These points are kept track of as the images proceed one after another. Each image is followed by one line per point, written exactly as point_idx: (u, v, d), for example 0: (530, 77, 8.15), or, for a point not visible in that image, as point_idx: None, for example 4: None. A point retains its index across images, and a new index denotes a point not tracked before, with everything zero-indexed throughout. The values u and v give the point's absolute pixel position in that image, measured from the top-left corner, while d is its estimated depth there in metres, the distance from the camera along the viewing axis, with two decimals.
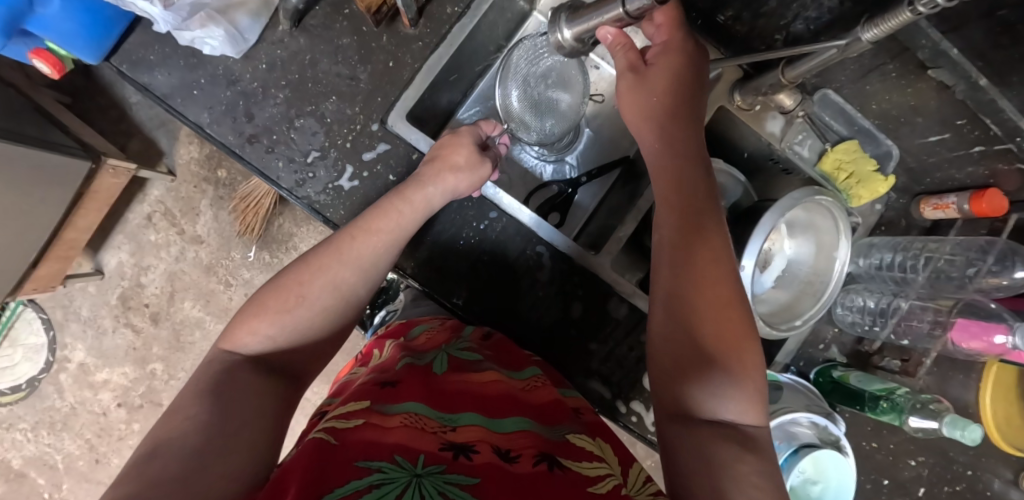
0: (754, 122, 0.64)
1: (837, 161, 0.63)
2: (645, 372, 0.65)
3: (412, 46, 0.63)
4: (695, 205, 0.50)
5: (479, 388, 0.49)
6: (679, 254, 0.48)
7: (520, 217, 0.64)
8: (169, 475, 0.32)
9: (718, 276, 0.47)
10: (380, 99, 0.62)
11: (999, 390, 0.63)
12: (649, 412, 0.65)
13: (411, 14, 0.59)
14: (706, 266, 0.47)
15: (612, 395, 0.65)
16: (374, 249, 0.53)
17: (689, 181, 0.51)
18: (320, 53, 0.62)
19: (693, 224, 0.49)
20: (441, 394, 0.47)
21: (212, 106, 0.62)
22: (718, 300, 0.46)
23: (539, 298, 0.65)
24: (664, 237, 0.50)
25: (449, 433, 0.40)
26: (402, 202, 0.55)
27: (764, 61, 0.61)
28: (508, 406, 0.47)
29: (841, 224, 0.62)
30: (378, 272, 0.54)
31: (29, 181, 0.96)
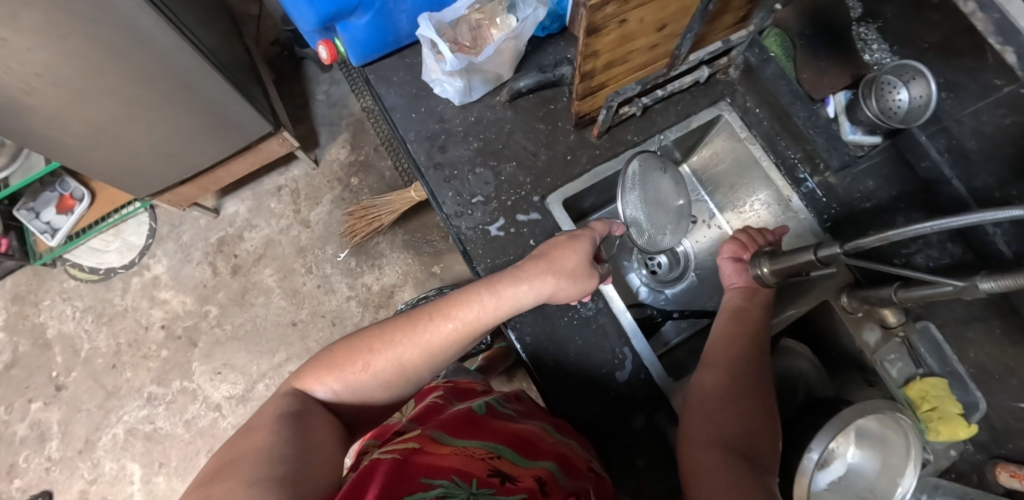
0: (853, 325, 0.70)
1: (925, 391, 0.66)
2: None
3: (589, 150, 0.75)
4: (740, 381, 0.61)
5: (525, 435, 0.54)
6: (705, 416, 0.59)
7: (621, 319, 0.70)
8: (269, 473, 0.42)
9: (752, 437, 0.56)
10: (548, 179, 0.74)
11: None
12: None
13: (603, 128, 0.73)
14: (731, 426, 0.58)
15: None
16: (447, 335, 0.59)
17: (741, 360, 0.63)
18: (517, 128, 0.76)
19: (731, 398, 0.60)
20: (486, 428, 0.53)
21: (420, 130, 0.77)
22: (747, 449, 0.55)
23: (610, 393, 0.69)
24: (694, 402, 0.61)
25: (494, 460, 0.46)
26: (489, 295, 0.61)
27: (878, 276, 0.68)
28: (540, 450, 0.52)
29: (914, 450, 0.63)
30: (443, 355, 0.60)
31: (227, 120, 1.16)
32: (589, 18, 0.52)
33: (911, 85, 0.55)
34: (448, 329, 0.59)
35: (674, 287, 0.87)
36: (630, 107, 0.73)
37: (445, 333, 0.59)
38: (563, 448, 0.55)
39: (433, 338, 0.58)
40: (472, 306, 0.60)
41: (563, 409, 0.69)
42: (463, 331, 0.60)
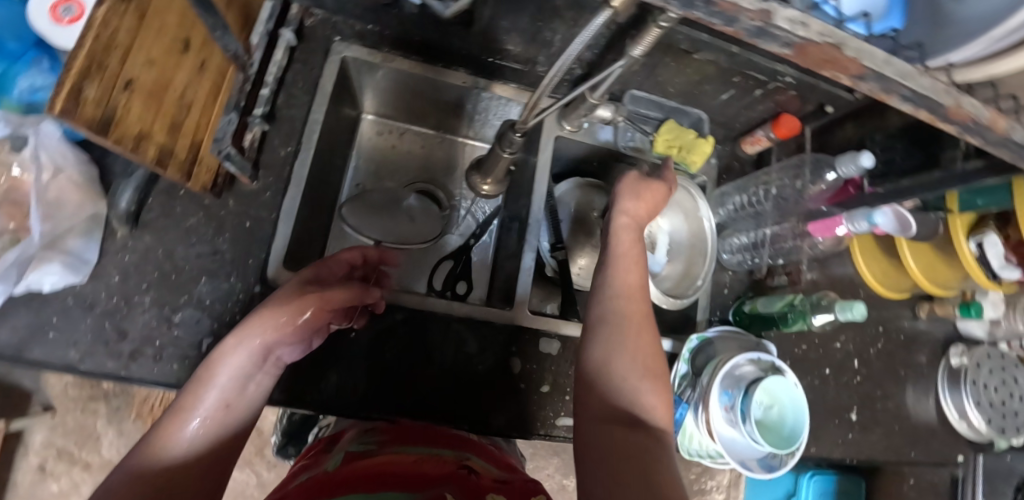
0: (587, 136, 0.76)
1: (666, 141, 0.75)
2: None
3: (260, 198, 0.62)
4: (634, 276, 0.54)
5: (392, 459, 0.45)
6: (614, 333, 0.49)
7: (429, 306, 0.65)
8: None
9: (652, 356, 0.49)
10: (251, 259, 0.61)
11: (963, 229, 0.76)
12: None
13: (246, 172, 0.59)
14: (637, 346, 0.49)
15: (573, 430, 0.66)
16: (201, 426, 0.41)
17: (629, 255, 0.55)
18: (171, 242, 0.59)
19: (633, 308, 0.51)
20: (322, 485, 0.40)
21: (76, 339, 0.55)
22: (644, 374, 0.48)
23: (478, 362, 0.65)
24: (595, 311, 0.52)
25: None
26: (215, 365, 0.43)
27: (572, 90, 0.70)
28: (390, 477, 0.40)
29: (693, 190, 0.77)
30: (213, 462, 0.41)
31: None
32: (59, 114, 0.37)
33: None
34: (194, 431, 0.40)
35: (456, 224, 0.84)
36: (249, 131, 0.59)
37: (190, 440, 0.40)
38: (429, 460, 0.45)
39: (168, 446, 0.39)
40: (221, 368, 0.43)
41: (447, 420, 0.63)
42: (217, 416, 0.42)
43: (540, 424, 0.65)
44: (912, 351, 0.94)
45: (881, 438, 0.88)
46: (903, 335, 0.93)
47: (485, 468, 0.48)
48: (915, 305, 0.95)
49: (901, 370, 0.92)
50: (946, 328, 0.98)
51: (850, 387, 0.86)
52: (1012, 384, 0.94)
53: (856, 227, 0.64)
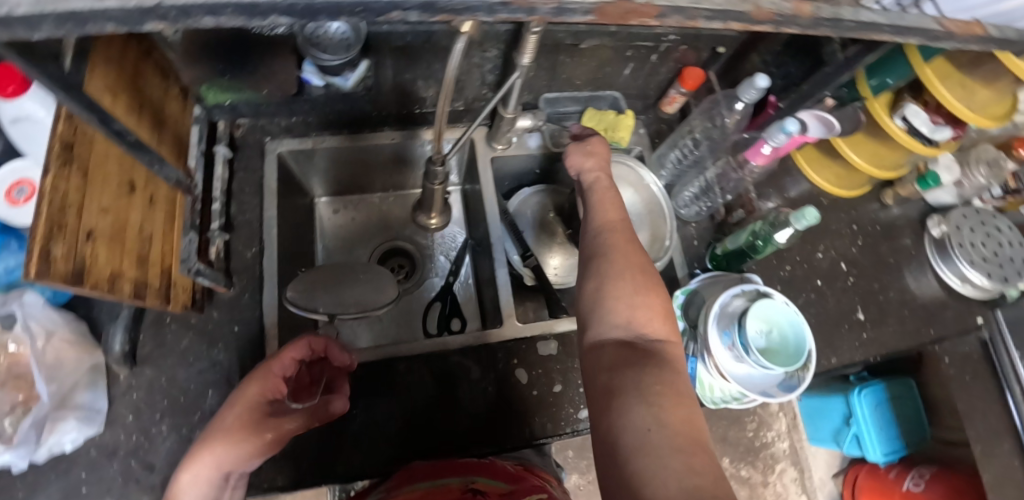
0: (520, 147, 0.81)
1: (591, 127, 0.79)
2: None
3: (241, 302, 0.66)
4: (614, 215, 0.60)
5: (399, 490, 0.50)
6: (606, 259, 0.55)
7: (425, 348, 0.68)
8: None
9: (643, 276, 0.53)
10: (249, 359, 0.64)
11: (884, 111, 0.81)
12: None
13: (220, 281, 0.63)
14: (627, 269, 0.54)
15: None
16: None
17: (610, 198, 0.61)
18: (172, 368, 0.62)
19: (618, 239, 0.57)
20: None
21: (109, 486, 0.57)
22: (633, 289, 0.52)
23: (489, 384, 0.68)
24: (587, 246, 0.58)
25: None
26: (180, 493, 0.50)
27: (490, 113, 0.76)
28: None
29: (630, 161, 0.81)
30: None
31: None
32: (33, 277, 0.41)
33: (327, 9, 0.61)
34: None
35: (433, 268, 0.88)
36: (212, 245, 0.63)
37: None
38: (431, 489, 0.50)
39: None
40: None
41: (476, 448, 0.65)
42: None
43: (565, 423, 0.67)
44: (893, 237, 0.97)
45: (896, 327, 0.90)
46: (880, 226, 0.96)
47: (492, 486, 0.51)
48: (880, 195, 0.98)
49: (890, 259, 0.94)
50: (917, 206, 1.01)
51: (848, 290, 0.88)
52: (997, 235, 0.96)
53: (777, 143, 0.66)
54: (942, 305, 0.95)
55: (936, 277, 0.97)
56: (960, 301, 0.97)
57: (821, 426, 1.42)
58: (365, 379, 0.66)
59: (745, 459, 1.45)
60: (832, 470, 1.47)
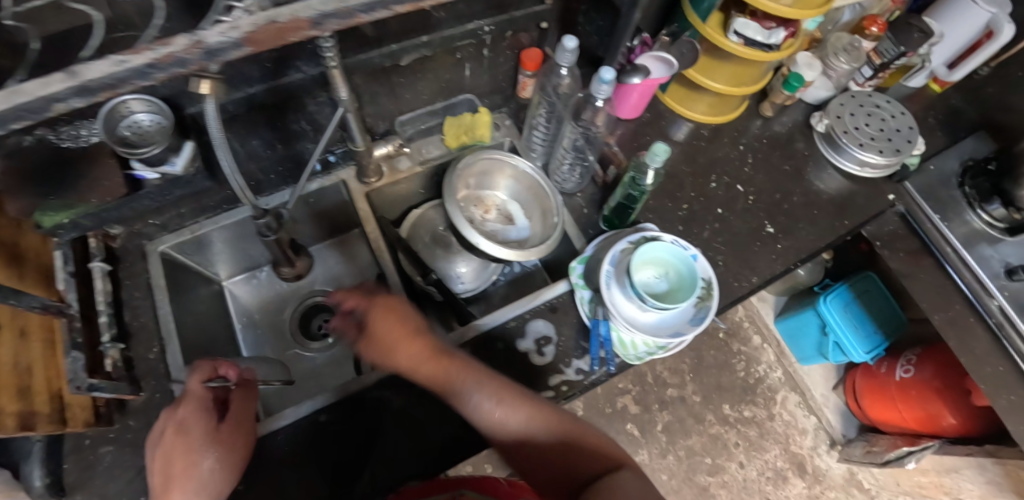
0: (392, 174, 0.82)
1: (453, 135, 0.81)
2: (524, 371, 0.70)
3: (154, 403, 0.67)
4: (393, 322, 0.66)
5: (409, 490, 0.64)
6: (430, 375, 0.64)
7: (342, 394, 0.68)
8: None
9: (446, 363, 0.64)
10: None
11: (719, 33, 0.82)
12: (553, 381, 0.70)
13: (124, 388, 0.64)
14: (450, 382, 0.63)
15: None
16: None
17: (391, 310, 0.67)
18: (102, 485, 0.63)
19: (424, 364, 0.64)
20: None
21: None
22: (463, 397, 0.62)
23: (415, 407, 0.68)
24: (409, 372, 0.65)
25: None
26: None
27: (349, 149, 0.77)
28: None
29: (497, 152, 0.81)
30: None
31: None
32: None
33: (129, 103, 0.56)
34: None
35: None
36: (107, 357, 0.64)
37: None
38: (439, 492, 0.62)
39: None
40: None
41: (416, 475, 0.65)
42: None
43: None
44: (783, 145, 0.99)
45: (809, 228, 0.91)
46: (766, 139, 0.99)
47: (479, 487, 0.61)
48: (759, 109, 1.01)
49: (786, 166, 0.96)
50: (799, 109, 1.04)
51: (750, 208, 0.90)
52: (878, 111, 0.98)
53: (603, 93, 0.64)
54: (848, 193, 0.97)
55: (835, 170, 0.99)
56: (866, 185, 0.99)
57: (805, 344, 1.43)
58: (293, 441, 0.66)
59: (744, 399, 1.45)
60: (830, 382, 1.48)
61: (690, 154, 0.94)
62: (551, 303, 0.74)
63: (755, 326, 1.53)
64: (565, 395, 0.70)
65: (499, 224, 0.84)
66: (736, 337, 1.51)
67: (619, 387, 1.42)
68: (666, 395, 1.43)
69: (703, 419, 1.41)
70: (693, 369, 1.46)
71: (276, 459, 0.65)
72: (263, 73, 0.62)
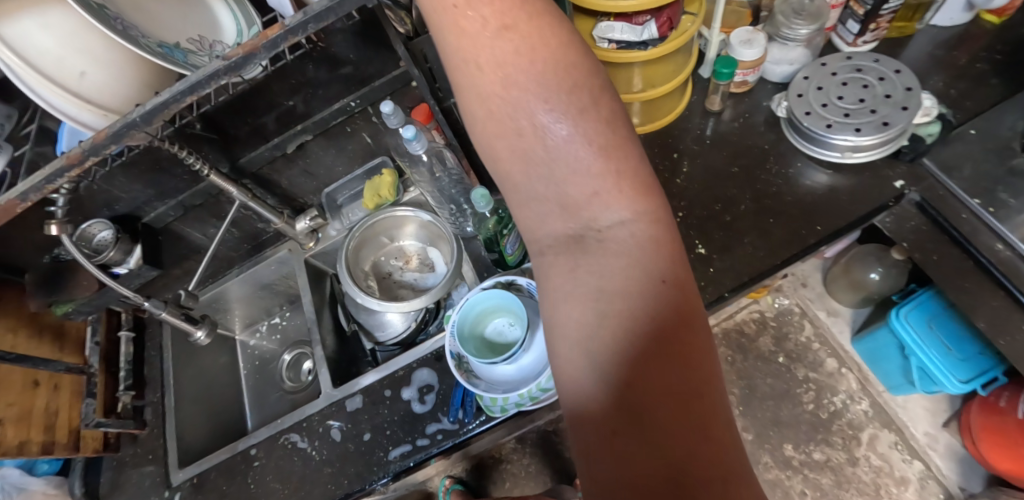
0: (326, 238, 0.95)
1: (369, 199, 0.89)
2: (406, 416, 0.76)
3: (151, 435, 0.88)
4: (634, 201, 0.39)
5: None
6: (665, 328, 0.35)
7: (265, 436, 0.82)
8: None
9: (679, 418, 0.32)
10: (159, 477, 0.85)
11: (590, 41, 0.76)
12: (432, 427, 0.74)
13: (131, 424, 0.86)
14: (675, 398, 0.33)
15: (409, 447, 0.74)
16: None
17: (570, 67, 0.39)
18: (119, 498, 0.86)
19: (615, 195, 0.39)
20: None
21: None
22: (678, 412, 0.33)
23: (318, 449, 0.79)
24: (479, 86, 0.40)
25: None
26: None
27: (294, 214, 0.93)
28: None
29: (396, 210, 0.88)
30: None
31: None
32: None
33: (92, 226, 0.77)
34: None
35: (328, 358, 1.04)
36: (120, 401, 0.87)
37: None
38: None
39: None
40: None
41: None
42: None
43: (377, 468, 0.75)
44: (736, 141, 0.84)
45: (758, 241, 0.75)
46: (712, 139, 0.86)
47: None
48: (704, 104, 0.88)
49: (734, 168, 0.82)
50: (763, 94, 0.88)
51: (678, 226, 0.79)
52: (859, 76, 0.79)
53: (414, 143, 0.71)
54: (827, 187, 0.78)
55: (810, 160, 0.80)
56: (855, 173, 0.78)
57: (891, 369, 1.15)
58: (228, 473, 0.81)
59: (814, 438, 1.20)
60: (939, 418, 1.16)
61: None
62: (435, 352, 0.80)
63: (828, 348, 1.27)
64: (437, 440, 0.73)
65: (417, 272, 0.92)
66: (802, 362, 1.27)
67: None
68: None
69: (755, 463, 1.21)
70: (743, 401, 1.26)
71: (214, 488, 0.81)
72: (185, 182, 0.81)
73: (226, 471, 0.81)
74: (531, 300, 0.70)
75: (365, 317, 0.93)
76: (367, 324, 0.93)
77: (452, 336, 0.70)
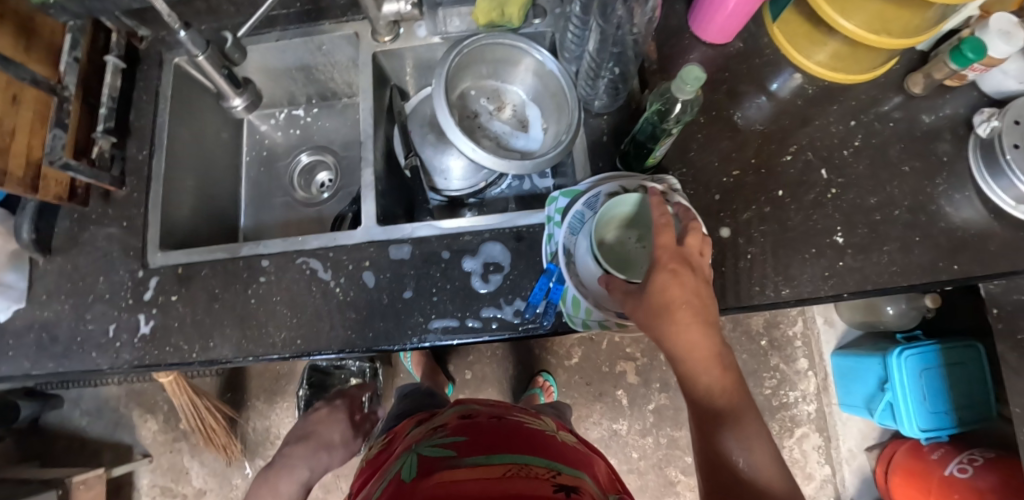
0: (409, 41, 0.73)
1: (482, 13, 0.68)
2: (462, 287, 0.63)
3: (130, 199, 0.71)
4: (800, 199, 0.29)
5: (445, 490, 0.47)
6: (672, 329, 0.46)
7: (277, 251, 0.66)
8: None
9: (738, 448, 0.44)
10: (133, 251, 0.69)
11: None
12: (502, 307, 0.63)
13: (105, 178, 0.68)
14: (715, 404, 0.45)
15: (460, 320, 0.62)
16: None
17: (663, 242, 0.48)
18: (77, 257, 0.71)
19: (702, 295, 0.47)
20: (497, 441, 0.57)
21: (27, 353, 0.69)
22: (711, 424, 0.45)
23: (342, 288, 0.64)
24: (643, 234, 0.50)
25: (518, 478, 0.49)
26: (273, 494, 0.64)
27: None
28: (545, 452, 0.57)
29: (520, 43, 0.68)
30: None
31: None
32: None
33: None
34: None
35: (350, 182, 0.87)
36: (95, 145, 0.68)
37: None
38: (518, 475, 0.49)
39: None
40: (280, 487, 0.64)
41: (321, 350, 0.63)
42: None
43: (411, 333, 0.62)
44: (914, 139, 0.74)
45: (895, 256, 0.70)
46: (893, 125, 0.75)
47: (577, 481, 0.51)
48: (904, 81, 0.76)
49: (905, 168, 0.73)
50: (963, 99, 0.76)
51: (823, 205, 0.71)
52: None
53: None
54: (985, 227, 0.71)
55: (978, 193, 0.72)
56: (1016, 227, 0.71)
57: (856, 390, 1.21)
58: (222, 275, 0.67)
59: None
60: (867, 441, 1.26)
61: (774, 111, 0.74)
62: (517, 232, 0.65)
63: (807, 349, 1.31)
64: (499, 328, 0.62)
65: (509, 127, 0.74)
66: (779, 352, 1.31)
67: (625, 352, 1.32)
68: (673, 379, 1.30)
69: None
70: None
71: (199, 290, 0.67)
72: None
73: (220, 273, 0.67)
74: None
75: (425, 152, 0.74)
76: (425, 160, 0.75)
77: (570, 229, 0.58)
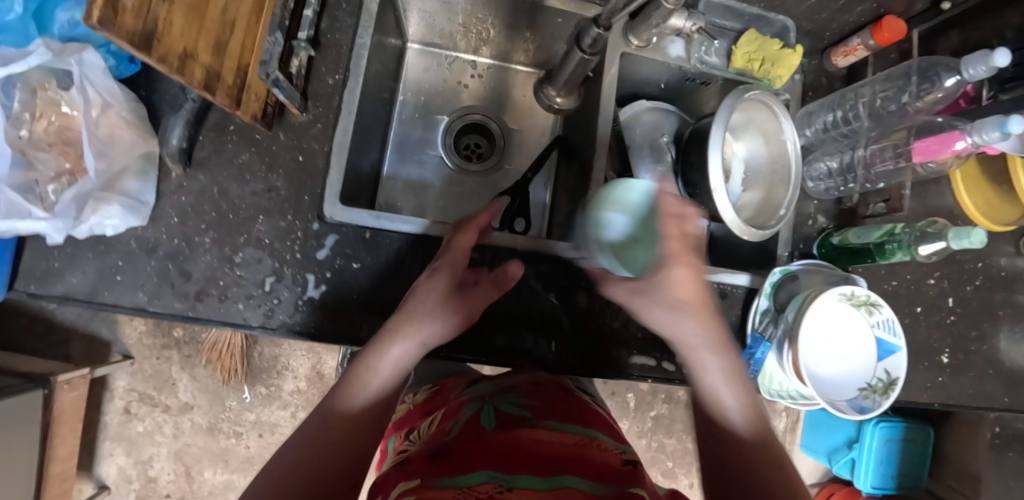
0: (657, 53, 0.67)
1: (746, 55, 0.66)
2: (665, 330, 0.63)
3: (311, 131, 0.59)
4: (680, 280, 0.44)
5: (531, 445, 0.43)
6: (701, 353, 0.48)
7: (486, 243, 0.60)
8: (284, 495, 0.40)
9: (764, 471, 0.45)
10: (307, 196, 0.58)
11: None
12: None
13: (296, 102, 0.55)
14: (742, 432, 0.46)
15: (657, 362, 0.63)
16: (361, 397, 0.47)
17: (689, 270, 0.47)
18: (226, 181, 0.57)
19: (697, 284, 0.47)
20: (568, 407, 0.52)
21: (143, 283, 0.55)
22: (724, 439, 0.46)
23: (550, 302, 0.61)
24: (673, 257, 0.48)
25: (593, 450, 0.45)
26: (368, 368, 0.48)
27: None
28: (610, 429, 0.53)
29: (776, 106, 0.67)
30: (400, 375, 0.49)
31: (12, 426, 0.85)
32: (96, 24, 0.35)
33: None
34: (375, 379, 0.48)
35: (507, 159, 0.80)
36: (295, 56, 0.55)
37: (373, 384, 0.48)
38: (590, 446, 0.45)
39: (358, 394, 0.47)
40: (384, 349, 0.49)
41: (514, 359, 0.60)
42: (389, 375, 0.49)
43: (609, 365, 0.62)
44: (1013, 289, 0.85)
45: (975, 383, 0.82)
46: (1002, 273, 0.85)
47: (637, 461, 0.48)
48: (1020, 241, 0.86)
49: (1000, 312, 0.84)
50: None
51: (942, 327, 0.80)
52: None
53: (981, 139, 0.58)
54: None
55: None
56: None
57: (820, 438, 1.32)
58: (416, 254, 0.60)
59: None
60: None
61: None
62: (723, 289, 0.65)
63: None
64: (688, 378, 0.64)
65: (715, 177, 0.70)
66: None
67: None
68: (676, 393, 1.41)
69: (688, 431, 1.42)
70: None
71: (386, 262, 0.59)
72: None
73: (414, 253, 0.60)
74: (869, 330, 0.64)
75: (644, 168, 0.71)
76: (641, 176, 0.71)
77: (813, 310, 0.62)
